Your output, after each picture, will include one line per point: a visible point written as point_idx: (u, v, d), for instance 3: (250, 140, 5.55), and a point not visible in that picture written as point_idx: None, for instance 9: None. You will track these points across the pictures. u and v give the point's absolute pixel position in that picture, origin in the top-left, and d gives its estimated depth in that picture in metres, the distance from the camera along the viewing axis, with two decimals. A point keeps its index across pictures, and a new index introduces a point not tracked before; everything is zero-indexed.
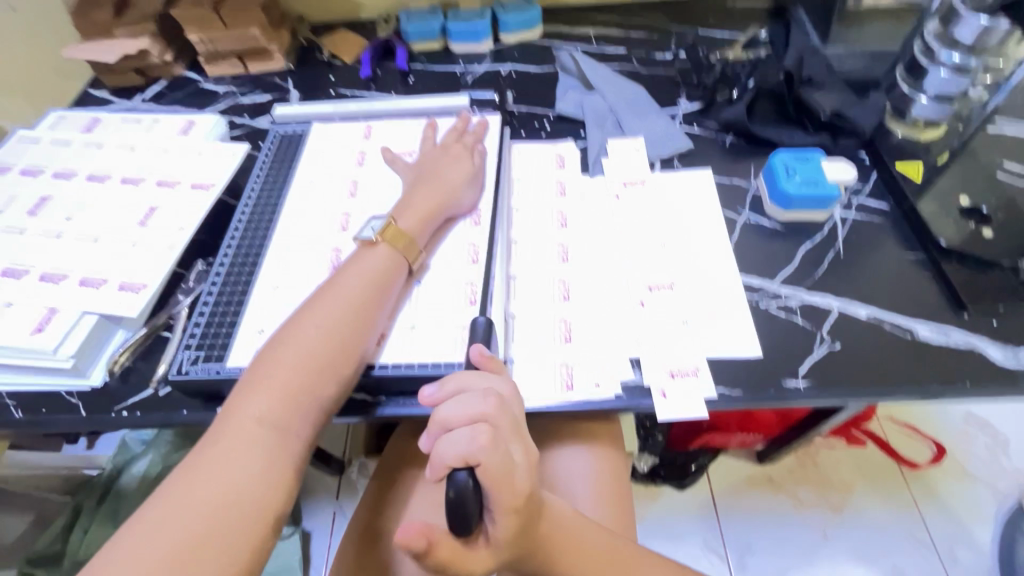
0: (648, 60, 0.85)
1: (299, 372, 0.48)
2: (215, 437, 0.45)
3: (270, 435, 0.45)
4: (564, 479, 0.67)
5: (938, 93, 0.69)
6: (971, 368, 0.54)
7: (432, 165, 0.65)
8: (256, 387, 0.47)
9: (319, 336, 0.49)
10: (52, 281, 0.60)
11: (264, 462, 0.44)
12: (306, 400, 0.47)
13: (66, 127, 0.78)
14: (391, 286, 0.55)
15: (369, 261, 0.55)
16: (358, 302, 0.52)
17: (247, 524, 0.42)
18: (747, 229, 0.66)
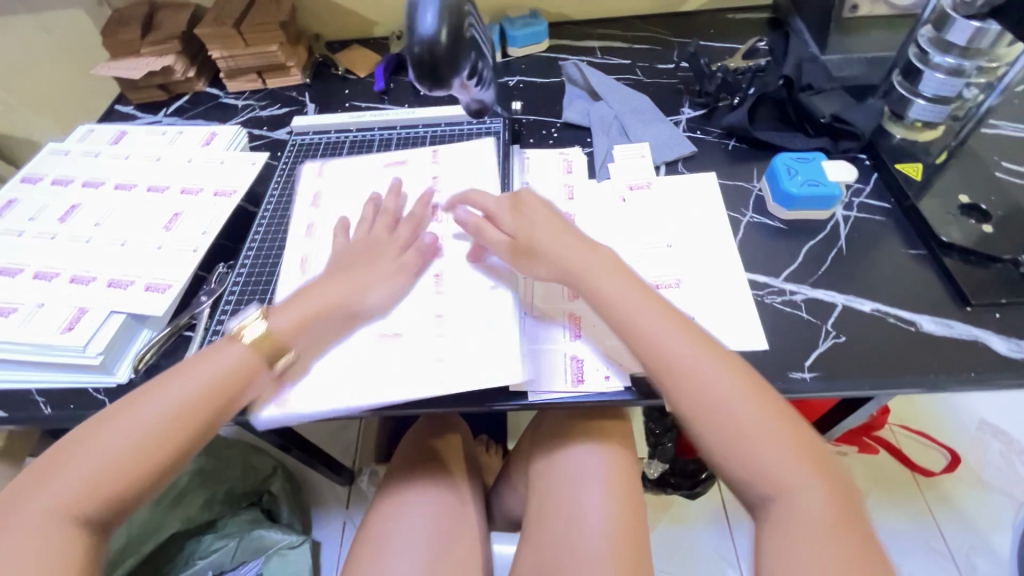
0: (651, 70, 0.88)
1: (113, 463, 0.42)
2: (1, 517, 0.40)
3: (53, 532, 0.39)
4: (575, 477, 0.68)
5: (935, 94, 0.71)
6: (976, 359, 0.54)
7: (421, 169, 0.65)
8: (62, 470, 0.41)
9: (157, 418, 0.44)
10: (81, 282, 0.63)
11: (39, 561, 0.38)
12: (118, 487, 0.42)
13: (95, 140, 0.82)
14: (255, 372, 0.49)
15: (230, 353, 0.49)
16: (205, 385, 0.46)
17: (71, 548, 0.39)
18: (751, 229, 0.67)
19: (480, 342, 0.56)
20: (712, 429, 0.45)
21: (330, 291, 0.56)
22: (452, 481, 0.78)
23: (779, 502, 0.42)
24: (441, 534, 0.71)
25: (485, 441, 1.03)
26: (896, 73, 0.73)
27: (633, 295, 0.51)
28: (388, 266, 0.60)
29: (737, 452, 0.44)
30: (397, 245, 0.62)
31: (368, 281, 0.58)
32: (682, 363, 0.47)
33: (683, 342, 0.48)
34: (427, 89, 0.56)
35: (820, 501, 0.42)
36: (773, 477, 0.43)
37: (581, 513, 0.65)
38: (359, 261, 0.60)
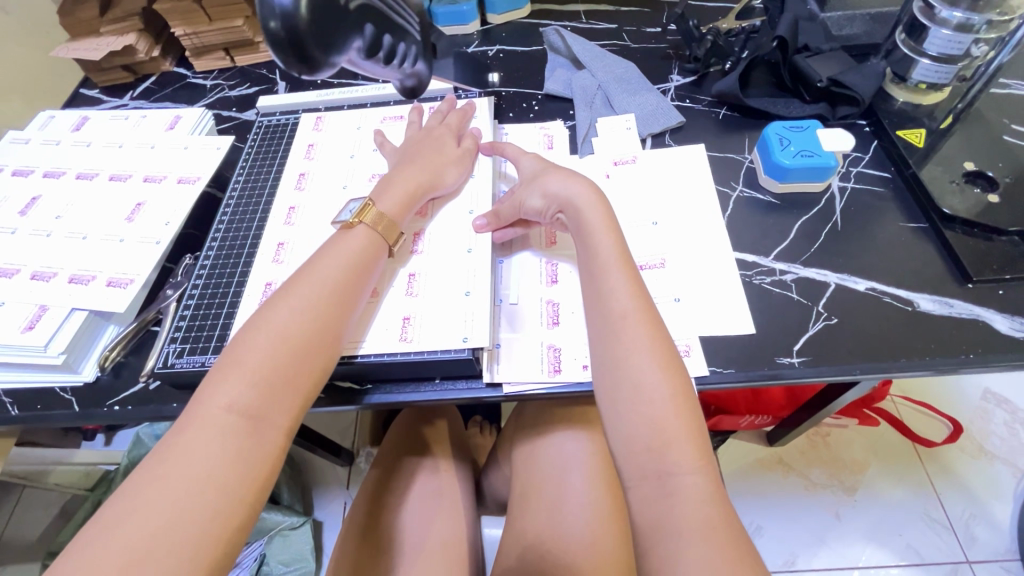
0: (639, 34, 0.83)
1: (276, 357, 0.44)
2: (181, 430, 0.41)
3: (245, 424, 0.41)
4: (561, 464, 0.66)
5: (941, 53, 0.65)
6: (976, 339, 0.51)
7: (416, 146, 0.63)
8: (227, 376, 0.43)
9: (299, 311, 0.47)
10: (43, 279, 0.61)
11: (242, 446, 0.41)
12: (288, 377, 0.44)
13: (57, 127, 0.78)
14: (376, 257, 0.54)
15: (352, 241, 0.53)
16: (342, 274, 0.51)
17: (211, 517, 0.38)
18: (741, 204, 0.64)
19: (454, 308, 0.54)
20: (619, 403, 0.46)
21: (415, 172, 0.60)
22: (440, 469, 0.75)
23: (658, 494, 0.42)
24: (429, 523, 0.69)
25: (478, 421, 1.01)
26: (899, 30, 0.68)
27: (616, 291, 0.50)
28: (453, 151, 0.63)
29: (647, 453, 0.43)
30: (451, 132, 0.65)
31: (442, 163, 0.62)
32: (625, 359, 0.47)
33: (636, 344, 0.47)
34: (301, 75, 0.42)
35: (704, 509, 0.41)
36: (667, 480, 0.42)
37: (567, 501, 0.64)
38: (428, 146, 0.62)
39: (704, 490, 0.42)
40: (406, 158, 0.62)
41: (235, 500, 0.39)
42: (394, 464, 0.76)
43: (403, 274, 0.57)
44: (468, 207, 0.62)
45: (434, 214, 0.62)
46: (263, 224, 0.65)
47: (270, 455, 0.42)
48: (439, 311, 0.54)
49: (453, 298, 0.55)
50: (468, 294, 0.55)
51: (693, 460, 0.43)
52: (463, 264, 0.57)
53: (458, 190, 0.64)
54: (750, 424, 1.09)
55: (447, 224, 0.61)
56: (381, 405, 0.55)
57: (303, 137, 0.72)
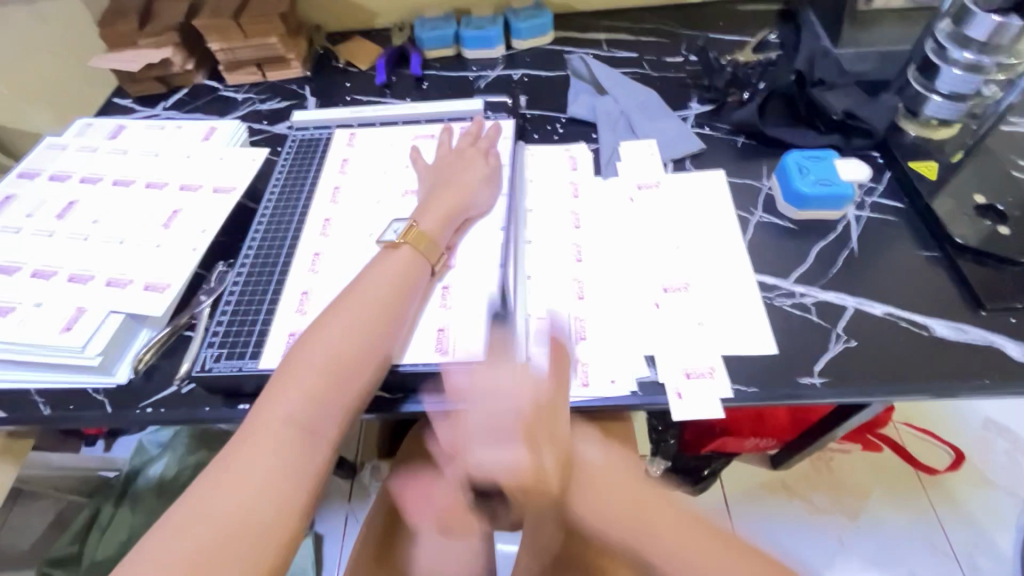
0: (659, 64, 0.86)
1: (326, 372, 0.48)
2: (243, 438, 0.44)
3: (300, 435, 0.45)
4: None
5: (952, 91, 0.69)
6: (989, 365, 0.53)
7: (449, 170, 0.66)
8: (283, 390, 0.46)
9: (349, 330, 0.50)
10: (80, 281, 0.62)
11: (296, 456, 0.44)
12: (337, 392, 0.47)
13: (93, 134, 0.80)
14: (418, 276, 0.56)
15: (394, 263, 0.56)
16: (385, 294, 0.53)
17: (272, 520, 0.40)
18: (761, 228, 0.66)
19: (483, 317, 0.56)
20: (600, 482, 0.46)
21: (449, 197, 0.63)
22: None
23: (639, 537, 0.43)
24: (445, 535, 0.70)
25: None
26: (912, 68, 0.72)
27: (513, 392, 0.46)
28: (483, 173, 0.66)
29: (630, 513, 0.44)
30: (482, 155, 0.68)
31: (472, 186, 0.65)
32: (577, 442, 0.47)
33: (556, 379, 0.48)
34: None
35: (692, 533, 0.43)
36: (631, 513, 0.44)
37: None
38: (461, 171, 0.66)
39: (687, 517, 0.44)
40: (440, 183, 0.65)
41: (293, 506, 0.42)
42: (409, 472, 0.76)
43: (437, 286, 0.59)
44: (496, 223, 0.64)
45: (468, 231, 0.64)
46: (298, 234, 0.67)
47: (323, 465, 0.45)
48: (468, 318, 0.56)
49: (482, 308, 0.57)
50: (499, 309, 0.57)
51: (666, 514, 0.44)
52: (490, 275, 0.60)
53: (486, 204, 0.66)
54: (756, 446, 1.10)
55: (476, 239, 0.63)
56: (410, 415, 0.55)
57: (337, 153, 0.75)
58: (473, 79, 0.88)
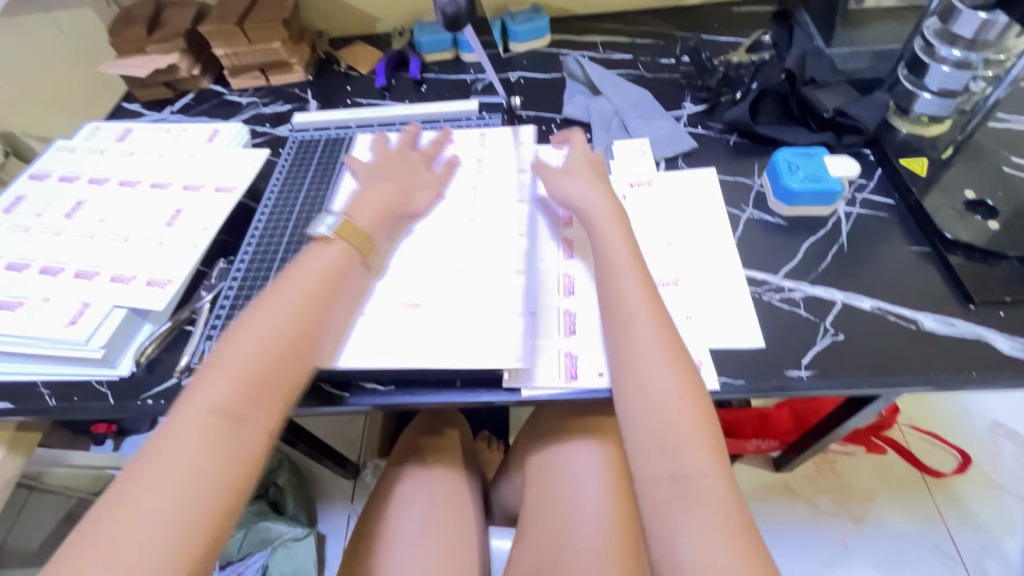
0: (653, 65, 0.87)
1: (252, 362, 0.48)
2: (169, 431, 0.45)
3: (224, 424, 0.45)
4: (573, 476, 0.67)
5: (941, 88, 0.69)
6: (978, 358, 0.53)
7: (389, 169, 0.68)
8: (209, 384, 0.47)
9: (275, 320, 0.51)
10: (85, 277, 0.64)
11: (220, 445, 0.44)
12: (265, 381, 0.48)
13: (101, 137, 0.83)
14: (346, 268, 0.57)
15: (326, 256, 0.57)
16: (308, 286, 0.54)
17: (194, 509, 0.42)
18: (751, 224, 0.67)
19: (506, 326, 0.56)
20: (642, 425, 0.48)
21: (387, 190, 0.64)
22: (453, 478, 0.76)
23: (679, 506, 0.44)
24: (438, 529, 0.70)
25: (487, 435, 1.02)
26: (902, 66, 0.72)
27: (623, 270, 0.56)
28: (425, 176, 0.68)
29: (663, 453, 0.46)
30: (426, 159, 0.70)
31: (414, 185, 0.67)
32: (640, 360, 0.50)
33: (649, 349, 0.50)
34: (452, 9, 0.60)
35: (713, 514, 0.43)
36: (683, 483, 0.45)
37: (576, 513, 0.65)
38: (396, 168, 0.68)
39: (718, 498, 0.44)
40: (376, 175, 0.67)
41: (218, 494, 0.43)
42: (404, 470, 0.77)
43: (429, 283, 0.60)
44: (517, 229, 0.64)
45: (479, 230, 0.64)
46: (297, 233, 0.68)
47: (249, 455, 0.45)
48: (491, 327, 0.56)
49: (504, 316, 0.57)
50: (491, 302, 0.58)
51: (706, 464, 0.46)
52: (513, 283, 0.59)
53: (506, 211, 0.66)
54: (757, 447, 1.09)
55: (496, 243, 0.63)
56: (400, 406, 0.57)
57: (336, 155, 0.77)
58: (471, 81, 0.90)
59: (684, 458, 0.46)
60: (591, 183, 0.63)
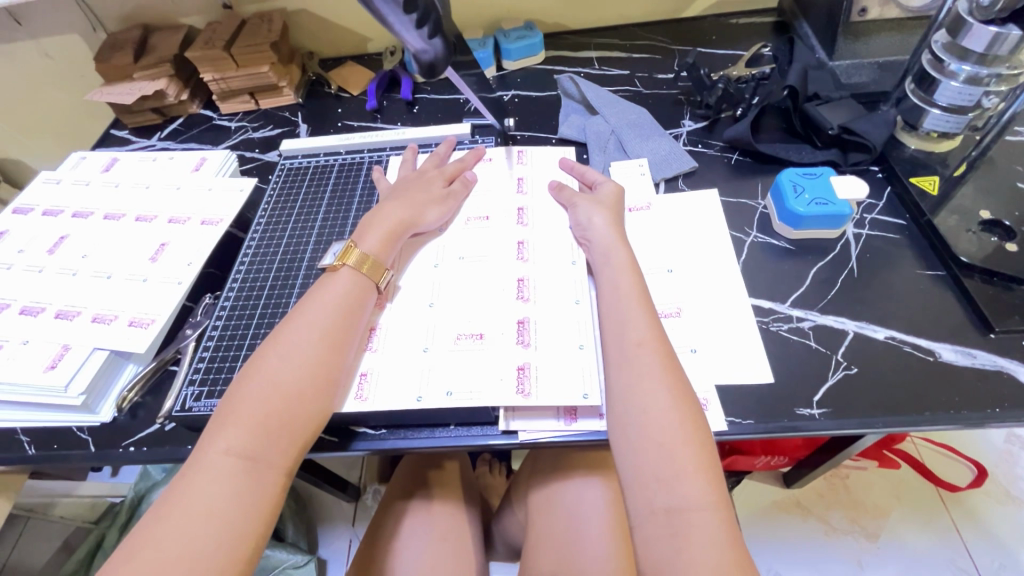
0: (651, 80, 0.85)
1: (269, 402, 0.46)
2: (182, 476, 0.43)
3: (245, 467, 0.43)
4: (577, 514, 0.64)
5: (951, 104, 0.66)
6: (1000, 391, 0.51)
7: (403, 188, 0.65)
8: (223, 425, 0.45)
9: (288, 356, 0.48)
10: (67, 317, 0.62)
11: (241, 490, 0.42)
12: (283, 421, 0.45)
13: (87, 168, 0.81)
14: (363, 298, 0.55)
15: (340, 284, 0.54)
16: (327, 318, 0.51)
17: (209, 557, 0.39)
18: (756, 248, 0.64)
19: (570, 362, 0.53)
20: (642, 457, 0.44)
21: (398, 209, 0.61)
22: (450, 512, 0.73)
23: (668, 542, 0.41)
24: (436, 570, 0.66)
25: (488, 460, 1.00)
26: (909, 80, 0.70)
27: (627, 294, 0.53)
28: (438, 192, 0.65)
29: (659, 483, 0.43)
30: (442, 175, 0.68)
31: (425, 202, 0.64)
32: (637, 383, 0.47)
33: (649, 376, 0.47)
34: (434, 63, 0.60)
35: (718, 552, 0.39)
36: (676, 516, 0.41)
37: (581, 551, 0.62)
38: (415, 187, 0.64)
39: (716, 532, 0.40)
40: (394, 195, 0.64)
41: (236, 539, 0.40)
42: (396, 505, 0.74)
43: (421, 320, 0.58)
44: (570, 258, 0.61)
45: (531, 258, 0.61)
46: (284, 266, 0.66)
47: (267, 496, 0.43)
48: (556, 365, 0.53)
49: (566, 352, 0.54)
50: (502, 335, 0.55)
51: (702, 494, 0.42)
52: (571, 315, 0.56)
53: (559, 238, 0.63)
54: (766, 464, 1.06)
55: (548, 273, 0.60)
56: (395, 450, 0.54)
57: (324, 183, 0.75)
58: (464, 101, 0.88)
59: (692, 486, 0.42)
60: (594, 212, 0.61)
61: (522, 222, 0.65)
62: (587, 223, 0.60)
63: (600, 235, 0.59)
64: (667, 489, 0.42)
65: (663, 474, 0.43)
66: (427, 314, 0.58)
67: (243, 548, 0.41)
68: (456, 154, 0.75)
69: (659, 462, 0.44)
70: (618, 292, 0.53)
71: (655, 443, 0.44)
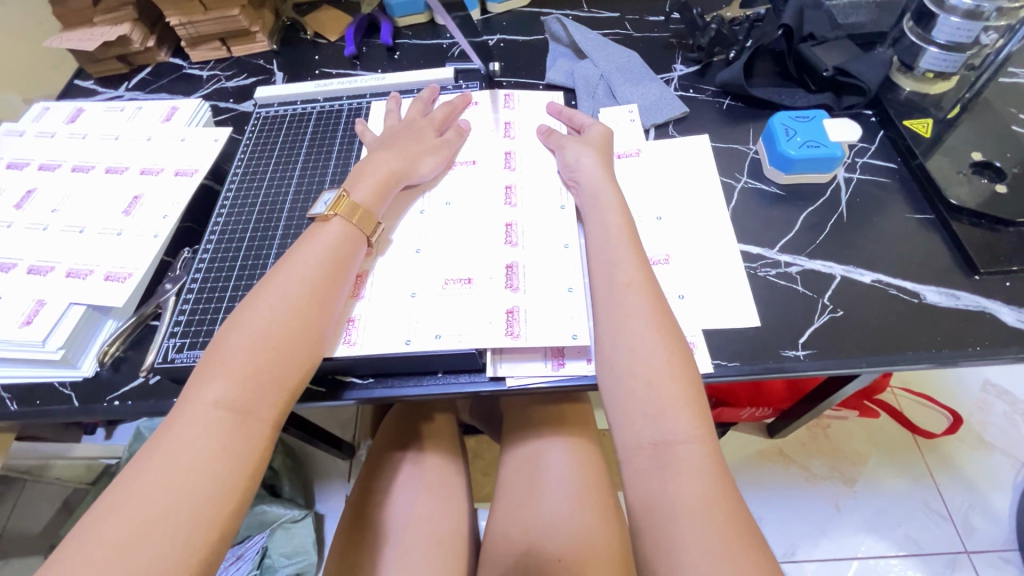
0: (642, 23, 0.81)
1: (258, 353, 0.45)
2: (170, 424, 0.42)
3: (233, 418, 0.42)
4: (544, 469, 0.66)
5: (949, 41, 0.64)
6: (982, 330, 0.51)
7: (393, 137, 0.62)
8: (210, 374, 0.44)
9: (278, 306, 0.47)
10: (40, 273, 0.60)
11: (231, 438, 0.42)
12: (273, 371, 0.45)
13: (51, 119, 0.77)
14: (354, 250, 0.53)
15: (328, 235, 0.53)
16: (316, 270, 0.50)
17: (202, 500, 0.39)
18: (746, 195, 0.63)
19: (560, 306, 0.52)
20: (631, 397, 0.45)
21: (391, 159, 0.59)
22: (438, 467, 0.73)
23: (656, 473, 0.42)
24: (426, 522, 0.67)
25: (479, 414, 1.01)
26: (907, 18, 0.67)
27: (617, 238, 0.52)
28: (431, 141, 0.63)
29: (645, 419, 0.44)
30: (433, 124, 0.65)
31: (419, 152, 0.61)
32: (628, 326, 0.47)
33: (639, 319, 0.47)
34: None
35: (701, 484, 0.40)
36: (663, 450, 0.42)
37: (547, 496, 0.63)
38: (406, 136, 0.62)
39: (702, 462, 0.41)
40: (385, 145, 0.61)
41: (229, 484, 0.40)
42: (384, 459, 0.74)
43: (406, 273, 0.56)
44: (558, 202, 0.60)
45: (520, 203, 0.60)
46: (264, 217, 0.64)
47: (258, 444, 0.43)
48: (545, 307, 0.52)
49: (555, 295, 0.53)
50: (490, 279, 0.54)
51: (689, 429, 0.43)
52: (560, 260, 0.55)
53: (546, 182, 0.61)
54: (750, 415, 1.08)
55: (537, 218, 0.59)
56: (383, 398, 0.54)
57: (303, 131, 0.72)
58: (448, 46, 0.84)
59: (678, 423, 0.43)
60: (581, 153, 0.59)
61: (510, 166, 0.63)
62: (575, 163, 0.59)
63: (589, 179, 0.57)
64: (657, 426, 0.43)
65: (653, 411, 0.43)
66: (413, 261, 0.57)
67: (238, 492, 0.41)
68: (443, 100, 0.72)
69: (649, 401, 0.44)
70: (606, 236, 0.52)
71: (646, 384, 0.44)
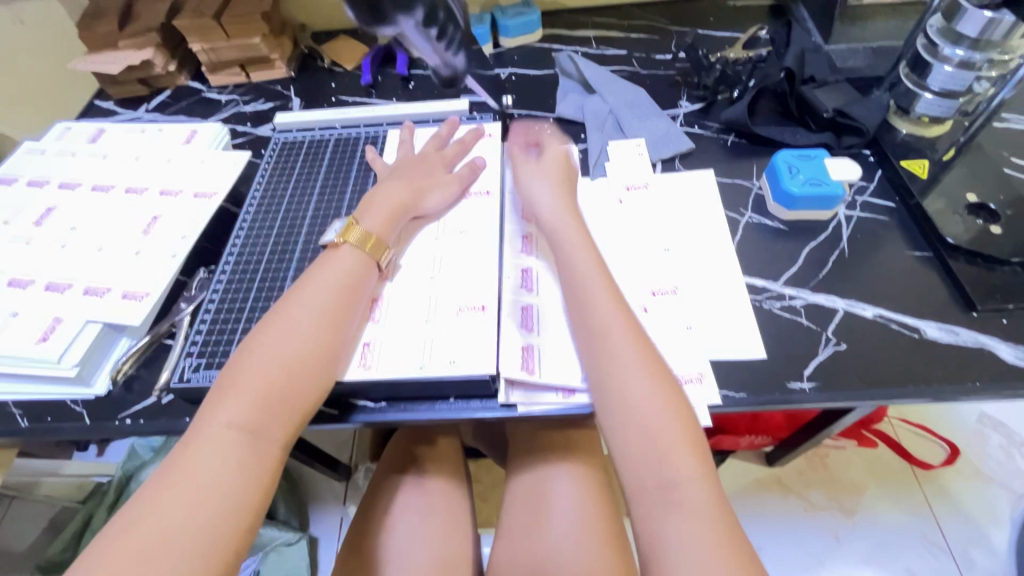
0: (648, 61, 0.85)
1: (270, 376, 0.46)
2: (184, 446, 0.43)
3: (245, 438, 0.43)
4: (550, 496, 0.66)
5: (942, 89, 0.69)
6: (982, 367, 0.53)
7: (404, 167, 0.65)
8: (224, 397, 0.45)
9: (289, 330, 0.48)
10: (57, 290, 0.61)
11: (243, 459, 0.42)
12: (285, 395, 0.46)
13: (72, 138, 0.79)
14: (366, 277, 0.55)
15: (341, 263, 0.54)
16: (330, 297, 0.52)
17: (216, 520, 0.39)
18: (750, 229, 0.65)
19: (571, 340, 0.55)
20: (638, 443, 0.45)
21: (398, 191, 0.61)
22: (442, 491, 0.73)
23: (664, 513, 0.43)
24: (428, 547, 0.67)
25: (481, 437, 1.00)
26: (903, 64, 0.71)
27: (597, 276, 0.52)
28: (441, 174, 0.65)
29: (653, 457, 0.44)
30: (442, 159, 0.67)
31: (427, 184, 0.63)
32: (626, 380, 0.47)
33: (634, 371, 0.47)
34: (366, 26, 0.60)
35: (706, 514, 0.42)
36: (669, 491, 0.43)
37: (552, 526, 0.63)
38: (417, 169, 0.65)
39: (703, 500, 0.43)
40: (394, 175, 0.64)
41: (243, 504, 0.41)
42: (385, 483, 0.74)
43: (423, 298, 0.57)
44: None
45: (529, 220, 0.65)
46: (280, 242, 0.65)
47: (268, 467, 0.43)
48: (559, 345, 0.55)
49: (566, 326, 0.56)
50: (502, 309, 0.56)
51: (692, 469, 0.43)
52: None
53: None
54: (750, 442, 1.09)
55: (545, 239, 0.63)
56: (395, 423, 0.55)
57: (320, 157, 0.74)
58: None
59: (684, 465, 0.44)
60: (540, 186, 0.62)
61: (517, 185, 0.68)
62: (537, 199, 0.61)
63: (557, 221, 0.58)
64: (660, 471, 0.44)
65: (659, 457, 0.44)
66: (427, 287, 0.58)
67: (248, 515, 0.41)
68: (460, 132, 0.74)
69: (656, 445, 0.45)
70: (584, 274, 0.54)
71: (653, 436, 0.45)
